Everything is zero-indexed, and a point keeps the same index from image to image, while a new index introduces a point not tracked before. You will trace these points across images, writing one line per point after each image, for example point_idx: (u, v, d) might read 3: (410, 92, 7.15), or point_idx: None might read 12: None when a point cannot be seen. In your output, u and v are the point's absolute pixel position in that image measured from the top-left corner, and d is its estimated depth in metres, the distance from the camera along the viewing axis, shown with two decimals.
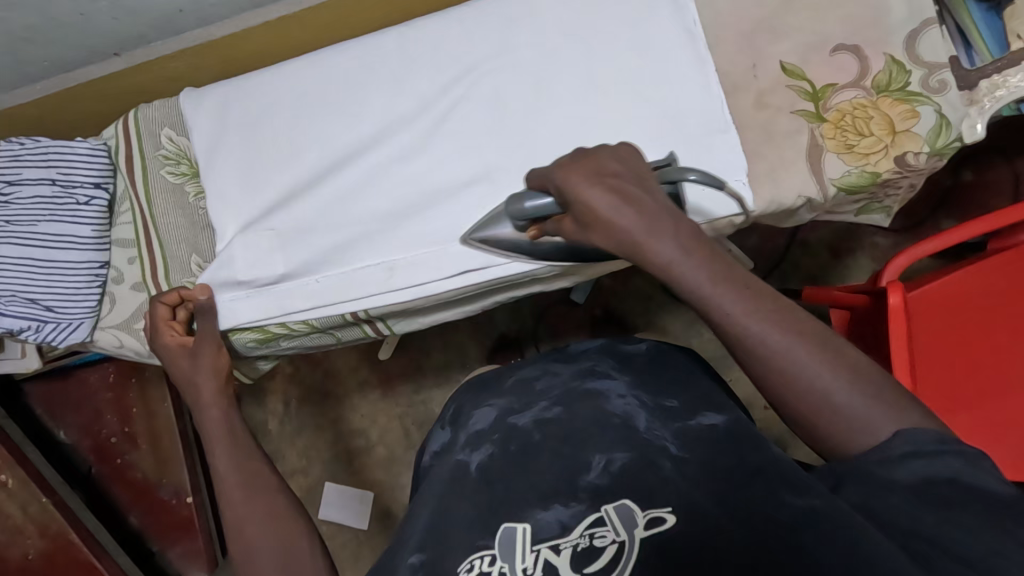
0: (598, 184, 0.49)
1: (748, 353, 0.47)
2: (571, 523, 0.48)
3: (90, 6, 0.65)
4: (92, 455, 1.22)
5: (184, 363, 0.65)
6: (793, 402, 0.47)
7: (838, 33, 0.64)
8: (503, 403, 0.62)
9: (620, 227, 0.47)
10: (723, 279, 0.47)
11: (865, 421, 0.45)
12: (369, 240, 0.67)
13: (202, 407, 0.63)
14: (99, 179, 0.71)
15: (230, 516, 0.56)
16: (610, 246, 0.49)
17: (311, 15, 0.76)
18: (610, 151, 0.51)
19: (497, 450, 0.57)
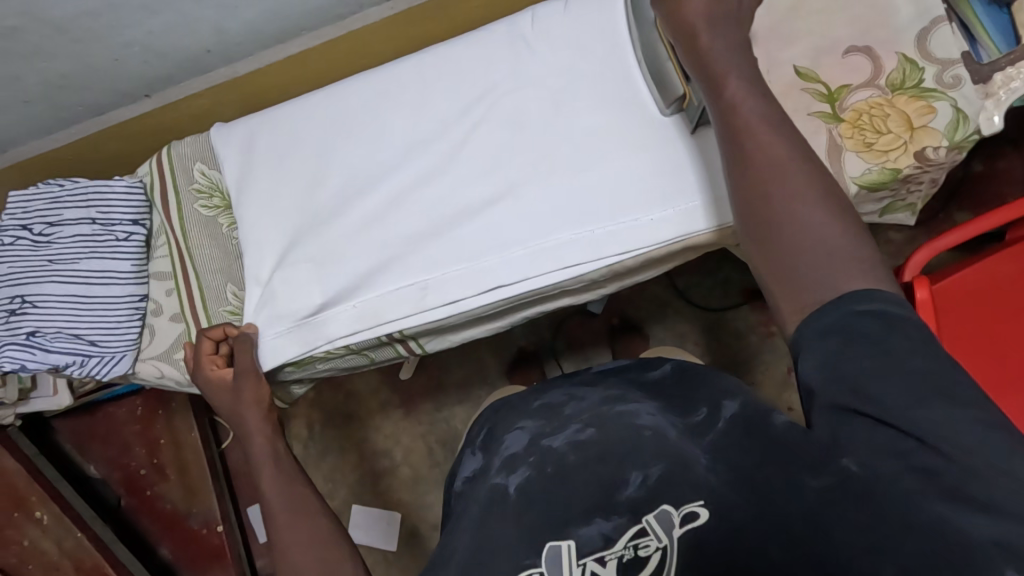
0: None
1: (750, 159, 0.49)
2: (614, 534, 0.50)
3: (124, 51, 0.67)
4: (122, 488, 1.23)
5: (226, 396, 0.67)
6: (771, 231, 0.48)
7: (848, 35, 0.65)
8: (534, 427, 0.62)
9: (688, 7, 0.55)
10: (750, 83, 0.52)
11: (828, 256, 0.46)
12: (401, 261, 0.69)
13: (248, 435, 0.64)
14: (136, 215, 0.73)
15: (276, 540, 0.57)
16: (672, 27, 0.57)
17: (329, 48, 0.78)
18: None
19: (534, 473, 0.56)
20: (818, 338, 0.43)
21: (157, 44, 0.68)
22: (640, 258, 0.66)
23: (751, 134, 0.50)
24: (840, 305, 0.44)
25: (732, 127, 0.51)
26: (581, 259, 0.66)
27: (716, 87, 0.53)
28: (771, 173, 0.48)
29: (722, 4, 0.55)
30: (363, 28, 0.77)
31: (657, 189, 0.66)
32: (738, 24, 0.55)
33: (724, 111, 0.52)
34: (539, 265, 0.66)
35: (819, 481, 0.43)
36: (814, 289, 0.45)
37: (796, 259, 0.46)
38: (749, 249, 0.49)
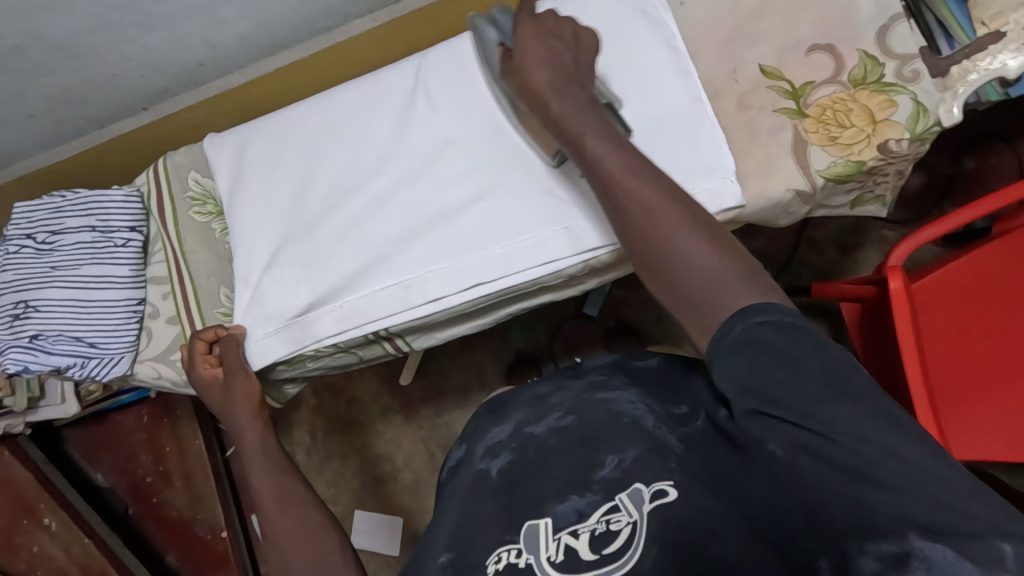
0: (541, 39, 0.61)
1: (624, 209, 0.54)
2: (588, 510, 0.54)
3: (121, 66, 0.71)
4: (129, 495, 1.26)
5: (218, 393, 0.70)
6: (662, 270, 0.51)
7: (813, 33, 0.67)
8: (516, 418, 0.64)
9: (532, 75, 0.60)
10: (606, 135, 0.57)
11: (711, 282, 0.49)
12: (385, 262, 0.71)
13: (239, 428, 0.68)
14: (133, 223, 0.76)
15: (265, 531, 0.60)
16: (523, 93, 0.62)
17: (319, 59, 0.81)
18: (574, 25, 0.63)
19: (516, 456, 0.61)
20: (729, 351, 0.45)
21: (152, 58, 0.71)
22: (615, 253, 0.68)
23: (617, 186, 0.54)
24: (741, 320, 0.45)
25: (601, 180, 0.55)
26: (557, 255, 0.68)
27: (576, 144, 0.57)
28: (645, 218, 0.52)
29: (559, 67, 0.60)
30: (350, 39, 0.80)
31: None
32: (580, 83, 0.60)
33: (590, 167, 0.56)
34: (518, 262, 0.68)
35: (760, 468, 0.45)
36: (712, 315, 0.47)
37: (689, 292, 0.50)
38: (654, 291, 0.53)
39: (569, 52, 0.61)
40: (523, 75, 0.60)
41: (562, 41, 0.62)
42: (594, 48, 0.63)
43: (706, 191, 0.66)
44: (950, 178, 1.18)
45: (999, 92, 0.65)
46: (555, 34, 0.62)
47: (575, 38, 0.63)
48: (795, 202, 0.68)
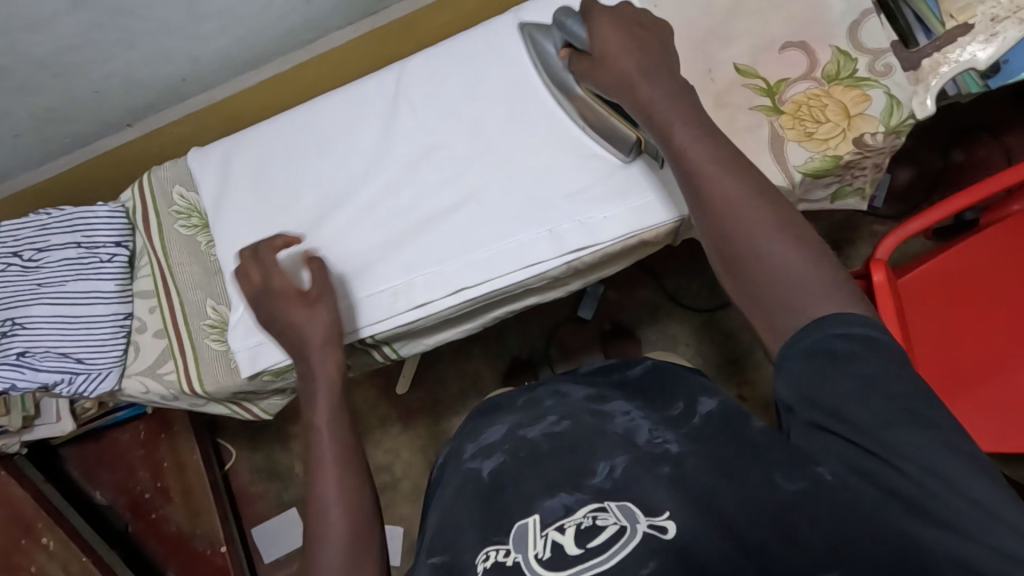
0: (627, 29, 0.60)
1: (705, 198, 0.52)
2: (575, 506, 0.50)
3: (103, 83, 0.71)
4: (128, 512, 1.26)
5: (302, 312, 0.64)
6: (744, 265, 0.50)
7: (786, 31, 0.68)
8: (513, 419, 0.64)
9: (620, 63, 0.59)
10: (699, 124, 0.55)
11: (793, 285, 0.48)
12: (371, 269, 0.71)
13: (308, 351, 0.64)
14: (119, 238, 0.77)
15: (315, 507, 0.58)
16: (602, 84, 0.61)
17: (299, 72, 0.81)
18: (651, 17, 0.63)
19: (509, 458, 0.58)
20: (800, 359, 0.45)
21: (135, 75, 0.72)
22: (598, 254, 0.69)
23: (703, 177, 0.53)
24: (819, 331, 0.46)
25: (686, 169, 0.54)
26: (542, 257, 0.68)
27: (660, 131, 0.55)
28: (729, 212, 0.51)
29: (645, 54, 0.59)
30: (329, 50, 0.80)
31: (612, 186, 0.69)
32: (670, 69, 0.58)
33: (674, 154, 0.54)
34: (503, 265, 0.69)
35: (794, 483, 0.43)
36: (789, 318, 0.48)
37: (767, 294, 0.49)
38: (730, 289, 0.52)
39: (658, 45, 0.60)
40: (606, 62, 0.60)
41: (641, 29, 0.61)
42: (673, 32, 0.63)
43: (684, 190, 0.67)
44: (938, 172, 1.18)
45: (979, 85, 0.65)
46: (638, 24, 0.61)
47: (654, 26, 0.62)
48: None
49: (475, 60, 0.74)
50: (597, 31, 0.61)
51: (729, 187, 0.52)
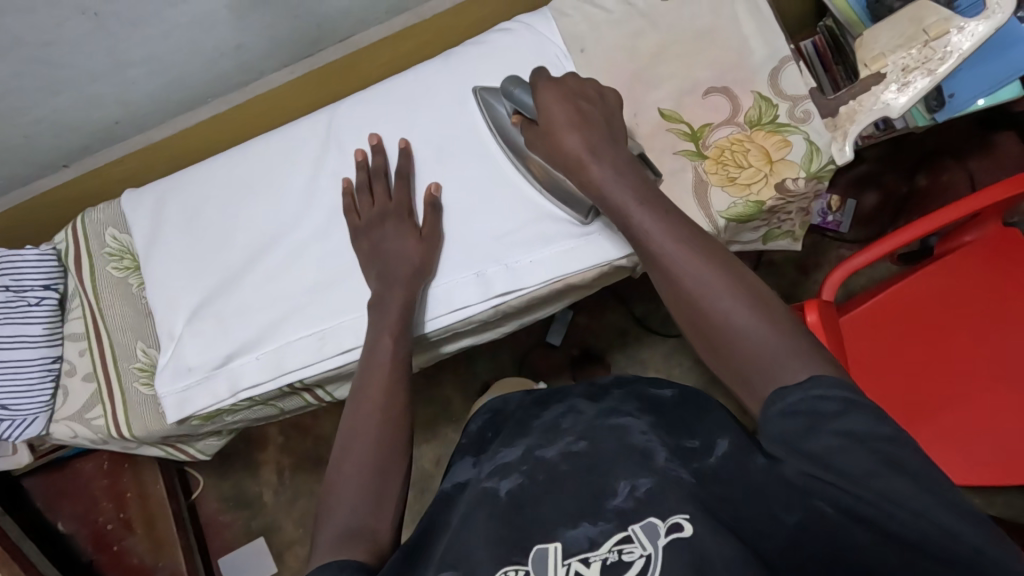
0: (568, 101, 0.61)
1: (665, 276, 0.53)
2: (600, 538, 0.45)
3: (32, 128, 0.71)
4: (91, 544, 1.21)
5: (414, 244, 0.68)
6: (711, 342, 0.50)
7: (709, 77, 0.69)
8: (529, 440, 0.56)
9: (566, 137, 0.59)
10: (649, 203, 0.56)
11: (766, 354, 0.47)
12: (300, 313, 0.71)
13: (393, 282, 0.66)
14: (48, 280, 0.76)
15: (353, 405, 0.59)
16: (555, 154, 0.60)
17: (244, 108, 0.81)
18: (595, 86, 0.64)
19: (526, 480, 0.51)
20: (779, 416, 0.43)
21: (66, 119, 0.72)
22: (525, 297, 0.69)
23: (663, 258, 0.53)
24: (787, 397, 0.43)
25: (645, 249, 0.55)
26: (467, 301, 0.68)
27: (616, 211, 0.57)
28: (689, 286, 0.51)
29: (591, 125, 0.60)
30: (267, 91, 0.80)
31: (540, 228, 0.69)
32: (615, 142, 0.60)
33: (631, 234, 0.56)
34: (430, 309, 0.68)
35: (792, 516, 0.41)
36: (765, 387, 0.46)
37: (745, 370, 0.48)
38: (714, 364, 0.51)
39: (603, 118, 0.61)
40: (557, 135, 0.60)
41: (587, 102, 0.62)
42: (619, 106, 0.64)
43: (608, 236, 0.67)
44: (904, 197, 1.18)
45: (927, 116, 0.76)
46: (580, 95, 0.62)
47: (599, 97, 0.63)
48: None
49: (407, 101, 0.74)
50: (541, 99, 0.61)
51: (685, 263, 0.52)
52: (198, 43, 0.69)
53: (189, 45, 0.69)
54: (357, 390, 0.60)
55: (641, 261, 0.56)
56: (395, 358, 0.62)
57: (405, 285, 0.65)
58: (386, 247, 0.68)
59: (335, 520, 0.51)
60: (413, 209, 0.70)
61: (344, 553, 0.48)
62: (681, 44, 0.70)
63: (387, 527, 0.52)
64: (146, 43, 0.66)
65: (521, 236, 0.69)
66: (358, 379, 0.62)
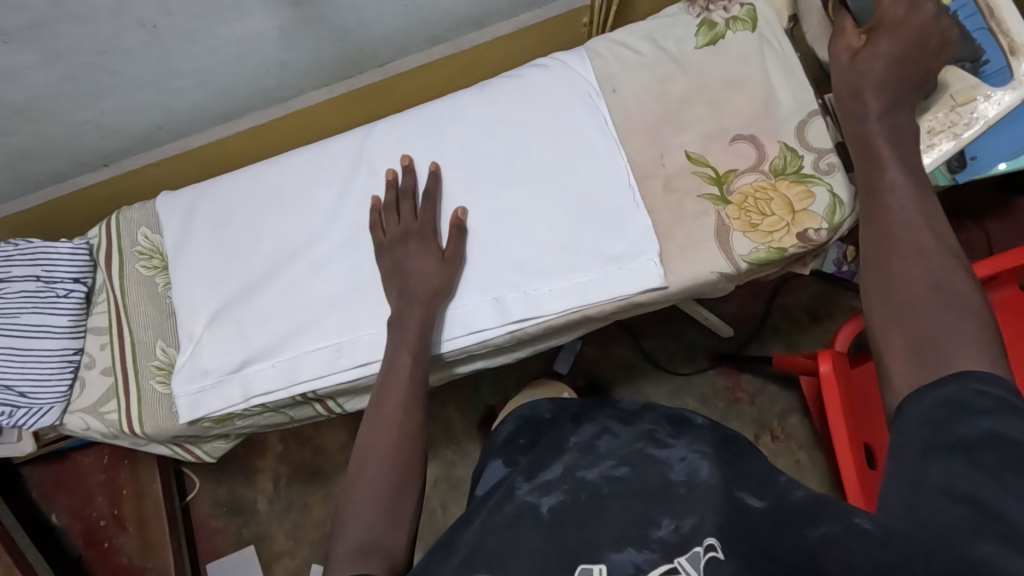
0: (909, 41, 0.60)
1: (879, 218, 0.54)
2: (646, 566, 0.45)
3: (78, 127, 0.74)
4: (82, 539, 1.20)
5: (434, 267, 0.69)
6: (895, 295, 0.50)
7: (737, 124, 0.71)
8: (570, 458, 0.59)
9: (868, 63, 0.61)
10: (910, 168, 0.56)
11: (952, 339, 0.46)
12: (319, 324, 0.72)
13: (411, 301, 0.67)
14: (78, 274, 0.78)
15: (372, 418, 0.60)
16: (845, 71, 0.62)
17: (280, 123, 0.83)
18: (942, 32, 0.62)
19: (569, 497, 0.53)
20: (935, 399, 0.44)
21: (110, 122, 0.75)
22: (543, 326, 0.69)
23: (892, 206, 0.54)
24: (947, 382, 0.44)
25: (874, 192, 0.56)
26: (485, 325, 0.69)
27: (863, 144, 0.59)
28: (912, 243, 0.51)
29: (900, 66, 0.60)
30: (303, 108, 0.83)
31: (563, 257, 0.70)
32: (896, 91, 0.60)
33: (869, 169, 0.57)
34: (446, 330, 0.69)
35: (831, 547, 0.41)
36: (932, 361, 0.46)
37: (913, 334, 0.47)
38: (873, 317, 0.51)
39: (917, 71, 0.62)
40: (862, 61, 0.61)
41: (920, 48, 0.61)
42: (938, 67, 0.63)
43: (627, 271, 0.68)
44: None
45: (948, 178, 0.71)
46: (921, 45, 0.61)
47: (935, 49, 0.62)
48: (721, 283, 0.69)
49: (440, 126, 0.76)
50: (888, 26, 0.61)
51: (920, 225, 0.52)
52: (245, 59, 0.72)
53: (236, 60, 0.72)
54: (376, 402, 0.62)
55: (861, 198, 0.57)
56: (414, 377, 0.63)
57: (425, 305, 0.67)
58: (407, 265, 0.69)
59: (348, 537, 0.52)
60: (436, 231, 0.72)
61: (361, 568, 0.48)
62: (710, 91, 0.72)
63: (401, 546, 0.53)
64: (195, 56, 0.69)
65: (538, 262, 0.70)
66: (375, 395, 0.62)
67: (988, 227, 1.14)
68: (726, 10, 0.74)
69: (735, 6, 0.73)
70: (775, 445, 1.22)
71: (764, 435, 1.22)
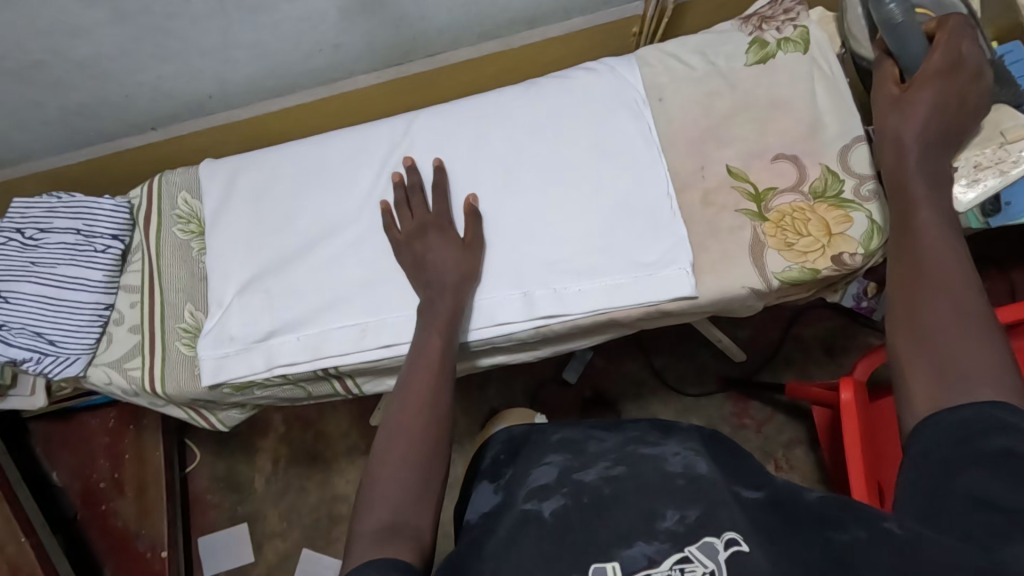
0: (950, 85, 0.61)
1: (905, 251, 0.54)
2: (658, 556, 0.45)
3: (134, 88, 0.76)
4: (80, 499, 1.21)
5: (462, 256, 0.70)
6: (917, 325, 0.50)
7: (779, 144, 0.71)
8: (561, 460, 0.56)
9: (910, 102, 0.61)
10: (941, 205, 0.55)
11: (973, 368, 0.46)
12: (348, 301, 0.73)
13: (444, 289, 0.67)
14: (117, 231, 0.79)
15: (398, 395, 0.61)
16: (888, 106, 0.62)
17: (324, 104, 0.85)
18: (982, 86, 0.62)
19: (570, 502, 0.51)
20: (951, 423, 0.44)
21: (165, 86, 0.77)
22: (569, 324, 0.70)
23: (924, 238, 0.54)
24: (962, 409, 0.44)
25: (901, 225, 0.56)
26: (511, 318, 0.69)
27: (895, 178, 0.59)
28: (935, 275, 0.51)
29: (942, 109, 0.60)
30: (350, 91, 0.84)
31: (595, 258, 0.70)
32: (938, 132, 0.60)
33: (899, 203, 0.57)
34: (472, 319, 0.70)
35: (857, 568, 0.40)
36: (953, 388, 0.46)
37: (934, 361, 0.47)
38: (895, 345, 0.51)
39: (958, 115, 0.61)
40: (905, 106, 0.61)
41: (961, 96, 0.61)
42: (975, 119, 0.63)
43: (658, 279, 0.68)
44: None
45: (981, 222, 0.72)
46: (963, 93, 0.61)
47: (976, 102, 0.62)
48: (750, 299, 0.69)
49: (482, 119, 0.77)
50: (931, 69, 0.61)
51: (946, 259, 0.52)
52: (303, 36, 0.73)
53: (294, 36, 0.73)
54: (403, 380, 0.62)
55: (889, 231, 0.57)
56: (444, 363, 0.63)
57: (455, 291, 0.68)
58: (430, 257, 0.70)
59: (375, 515, 0.52)
60: (452, 222, 0.73)
61: (387, 551, 0.48)
62: (755, 110, 0.73)
63: (425, 525, 0.53)
64: (256, 29, 0.70)
65: (570, 262, 0.71)
66: (403, 376, 0.63)
67: (1014, 278, 1.13)
68: (779, 31, 0.74)
69: (788, 28, 0.74)
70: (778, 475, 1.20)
71: (768, 464, 1.21)
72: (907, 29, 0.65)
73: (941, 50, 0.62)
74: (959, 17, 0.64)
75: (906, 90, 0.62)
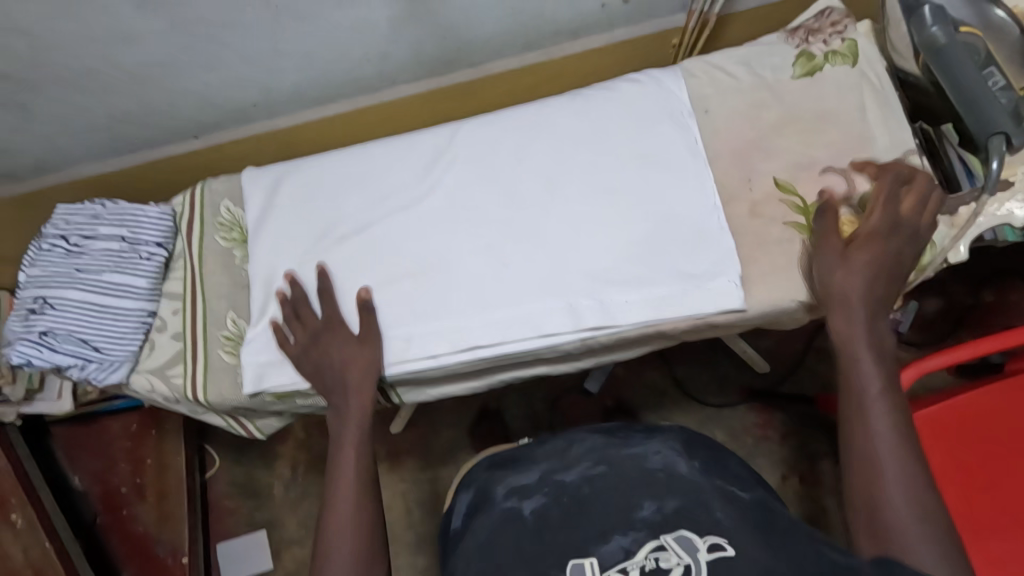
0: (890, 240, 0.63)
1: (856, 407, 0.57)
2: (634, 547, 0.46)
3: (180, 96, 0.76)
4: (100, 503, 1.21)
5: (363, 352, 0.70)
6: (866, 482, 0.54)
7: (826, 156, 0.71)
8: (543, 466, 0.59)
9: (850, 256, 0.63)
10: (882, 360, 0.60)
11: (915, 525, 0.50)
12: (393, 311, 0.73)
13: (351, 391, 0.69)
14: (161, 239, 0.80)
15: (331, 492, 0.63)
16: (818, 247, 0.65)
17: (365, 114, 0.86)
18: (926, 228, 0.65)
19: (549, 501, 0.54)
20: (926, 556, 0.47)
21: (211, 95, 0.77)
22: (614, 336, 0.70)
23: (867, 395, 0.57)
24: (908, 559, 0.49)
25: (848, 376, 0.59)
26: (557, 330, 0.69)
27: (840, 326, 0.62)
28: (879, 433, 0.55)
29: (880, 262, 0.63)
30: (392, 101, 0.85)
31: (641, 270, 0.70)
32: (879, 278, 0.63)
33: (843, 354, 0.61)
34: (518, 330, 0.70)
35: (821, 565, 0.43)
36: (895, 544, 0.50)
37: (881, 518, 0.51)
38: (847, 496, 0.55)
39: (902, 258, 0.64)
40: (848, 259, 0.63)
41: (898, 247, 0.64)
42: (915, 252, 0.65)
43: (706, 291, 0.68)
44: (966, 309, 1.13)
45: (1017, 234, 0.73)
46: (896, 241, 0.64)
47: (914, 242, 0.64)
48: (799, 313, 0.68)
49: (525, 129, 0.77)
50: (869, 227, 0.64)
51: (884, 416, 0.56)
52: (350, 46, 0.74)
53: (341, 47, 0.74)
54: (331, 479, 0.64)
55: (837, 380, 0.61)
56: (361, 462, 0.65)
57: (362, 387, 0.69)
58: (334, 361, 0.70)
59: None
60: (344, 318, 0.73)
61: None
62: (799, 123, 0.72)
63: None
64: (305, 38, 0.71)
65: (617, 273, 0.70)
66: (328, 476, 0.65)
67: None
68: (825, 44, 0.74)
69: (836, 41, 0.74)
70: (803, 488, 1.19)
71: (793, 477, 1.20)
72: (953, 53, 0.63)
73: (881, 211, 0.64)
74: (906, 174, 0.66)
75: (851, 243, 0.64)
